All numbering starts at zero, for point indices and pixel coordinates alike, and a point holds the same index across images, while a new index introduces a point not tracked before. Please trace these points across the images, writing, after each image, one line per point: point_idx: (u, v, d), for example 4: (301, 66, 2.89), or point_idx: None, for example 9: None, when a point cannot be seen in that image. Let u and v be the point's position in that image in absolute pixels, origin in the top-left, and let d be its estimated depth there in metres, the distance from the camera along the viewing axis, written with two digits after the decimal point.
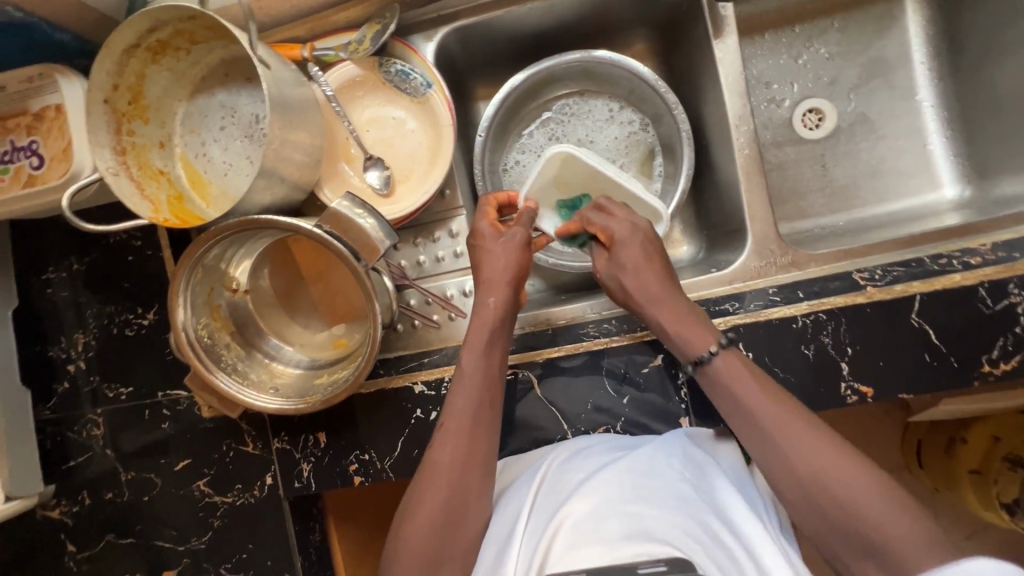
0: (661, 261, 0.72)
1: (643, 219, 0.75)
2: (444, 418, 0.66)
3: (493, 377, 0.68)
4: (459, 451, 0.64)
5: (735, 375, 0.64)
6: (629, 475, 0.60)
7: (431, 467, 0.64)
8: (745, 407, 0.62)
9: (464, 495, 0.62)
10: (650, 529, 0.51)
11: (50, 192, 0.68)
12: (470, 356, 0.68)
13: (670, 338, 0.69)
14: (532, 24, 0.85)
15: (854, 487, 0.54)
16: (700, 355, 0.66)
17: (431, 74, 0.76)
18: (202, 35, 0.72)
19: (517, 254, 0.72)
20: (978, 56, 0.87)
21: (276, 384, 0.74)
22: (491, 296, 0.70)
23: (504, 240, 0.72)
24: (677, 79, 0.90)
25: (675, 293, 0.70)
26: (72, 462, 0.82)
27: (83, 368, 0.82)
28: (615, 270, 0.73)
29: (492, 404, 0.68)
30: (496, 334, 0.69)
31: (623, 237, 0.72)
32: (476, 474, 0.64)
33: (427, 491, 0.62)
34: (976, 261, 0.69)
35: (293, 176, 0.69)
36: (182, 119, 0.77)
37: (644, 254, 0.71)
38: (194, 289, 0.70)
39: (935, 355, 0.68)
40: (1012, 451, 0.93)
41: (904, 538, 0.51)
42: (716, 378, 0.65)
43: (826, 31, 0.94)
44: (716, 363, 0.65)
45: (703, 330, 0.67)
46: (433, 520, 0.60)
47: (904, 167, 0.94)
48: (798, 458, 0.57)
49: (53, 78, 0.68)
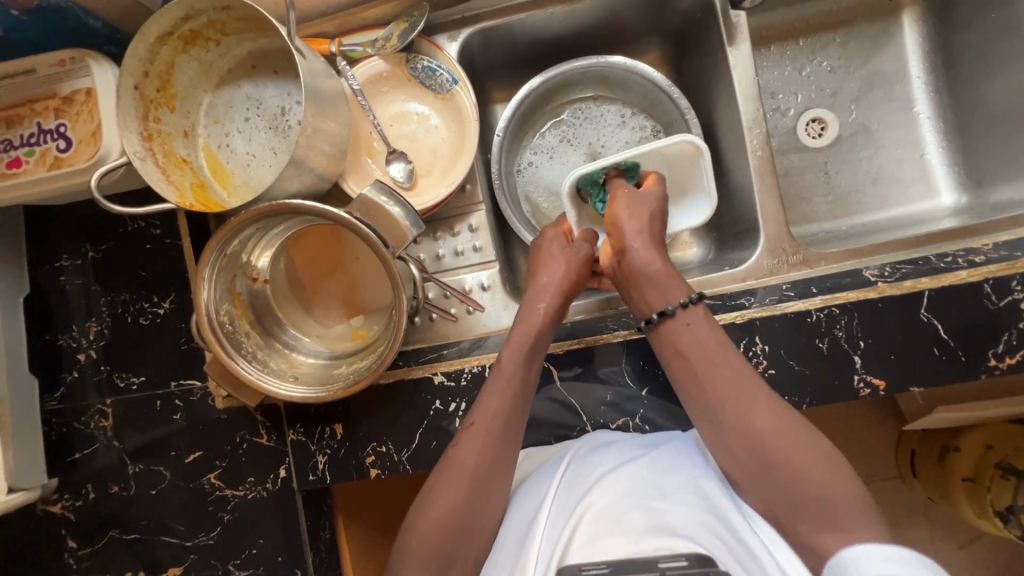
0: (656, 233, 0.73)
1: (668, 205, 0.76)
2: (476, 414, 0.67)
3: (529, 383, 0.69)
4: (488, 452, 0.64)
5: (695, 325, 0.67)
6: (650, 472, 0.59)
7: (455, 464, 0.63)
8: (707, 356, 0.64)
9: (484, 499, 0.62)
10: (671, 524, 0.51)
11: (76, 175, 0.68)
12: (511, 357, 0.69)
13: (653, 279, 0.70)
14: (552, 29, 0.88)
15: (799, 447, 0.57)
16: (687, 296, 0.68)
17: (457, 71, 0.78)
18: (233, 26, 0.73)
19: (570, 266, 0.75)
20: (971, 72, 0.92)
21: (296, 373, 0.74)
22: (543, 301, 0.72)
23: (570, 250, 0.76)
24: (690, 87, 0.94)
25: (649, 249, 0.72)
26: (77, 454, 0.80)
27: (93, 357, 0.81)
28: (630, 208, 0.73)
29: (525, 404, 0.68)
30: (538, 345, 0.71)
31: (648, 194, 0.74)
32: (500, 475, 0.64)
33: (449, 483, 0.62)
34: (980, 259, 0.72)
35: (321, 166, 0.70)
36: (207, 109, 0.78)
37: (656, 212, 0.73)
38: (218, 273, 0.69)
39: (942, 348, 0.71)
40: (1004, 459, 0.96)
41: (842, 502, 0.54)
42: (679, 326, 0.67)
43: (828, 45, 0.99)
44: (695, 309, 0.67)
45: (678, 283, 0.69)
46: (447, 513, 0.60)
47: (902, 176, 0.98)
48: (754, 416, 0.60)
49: (85, 63, 0.68)
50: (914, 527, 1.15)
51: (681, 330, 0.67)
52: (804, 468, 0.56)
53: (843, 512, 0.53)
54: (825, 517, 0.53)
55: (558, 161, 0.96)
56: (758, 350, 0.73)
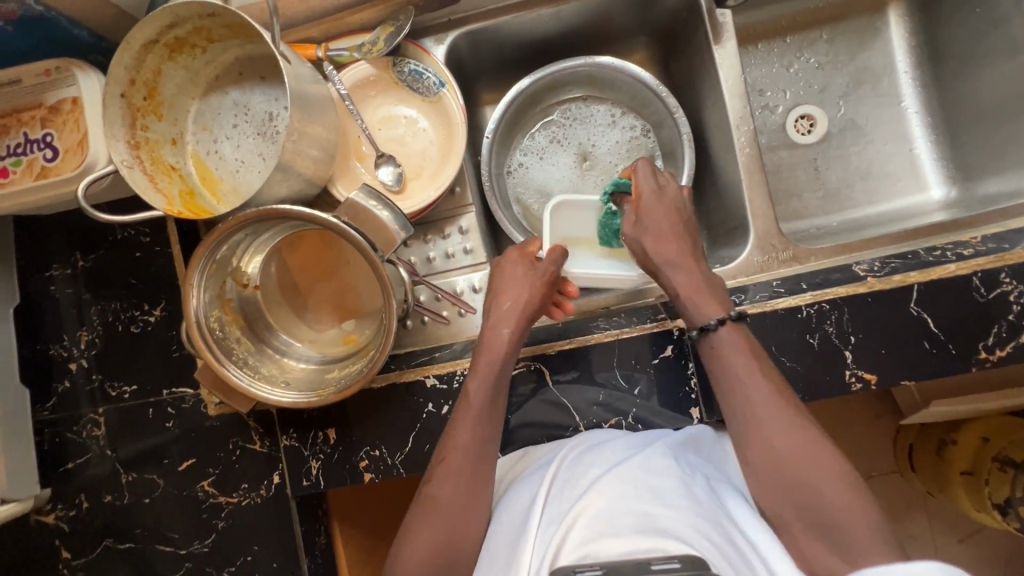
0: (683, 226, 0.75)
1: (676, 190, 0.77)
2: (447, 448, 0.67)
3: (496, 411, 0.69)
4: (462, 485, 0.64)
5: (735, 348, 0.65)
6: (642, 474, 0.59)
7: (432, 500, 0.64)
8: (740, 383, 0.64)
9: (463, 530, 0.62)
10: (663, 526, 0.51)
11: (64, 184, 0.68)
12: (477, 387, 0.69)
13: (683, 304, 0.70)
14: (538, 30, 0.88)
15: (822, 470, 0.58)
16: (707, 323, 0.67)
17: (444, 74, 0.79)
18: (219, 33, 0.73)
19: (536, 292, 0.74)
20: (957, 66, 0.92)
21: (287, 378, 0.74)
22: (507, 326, 0.72)
23: (530, 272, 0.75)
24: (678, 86, 0.94)
25: (687, 263, 0.72)
26: (70, 464, 0.80)
27: (84, 366, 0.80)
28: (636, 230, 0.74)
29: (494, 433, 0.68)
30: (504, 371, 0.70)
31: (647, 201, 0.75)
32: (478, 503, 0.64)
33: (428, 522, 0.63)
34: (968, 252, 0.72)
35: (309, 171, 0.70)
36: (195, 117, 0.78)
37: (665, 219, 0.74)
38: (208, 279, 0.70)
39: (933, 342, 0.71)
40: (1002, 451, 0.96)
41: (857, 525, 0.55)
42: (717, 349, 0.66)
43: (816, 42, 0.99)
44: (720, 333, 0.66)
45: (710, 300, 0.68)
46: (431, 549, 0.61)
47: (892, 170, 0.98)
48: (779, 442, 0.60)
49: (71, 72, 0.68)
50: (914, 523, 1.15)
51: (717, 350, 0.66)
52: (825, 488, 0.57)
53: (857, 535, 0.54)
54: (840, 538, 0.55)
55: (548, 162, 0.96)
56: None
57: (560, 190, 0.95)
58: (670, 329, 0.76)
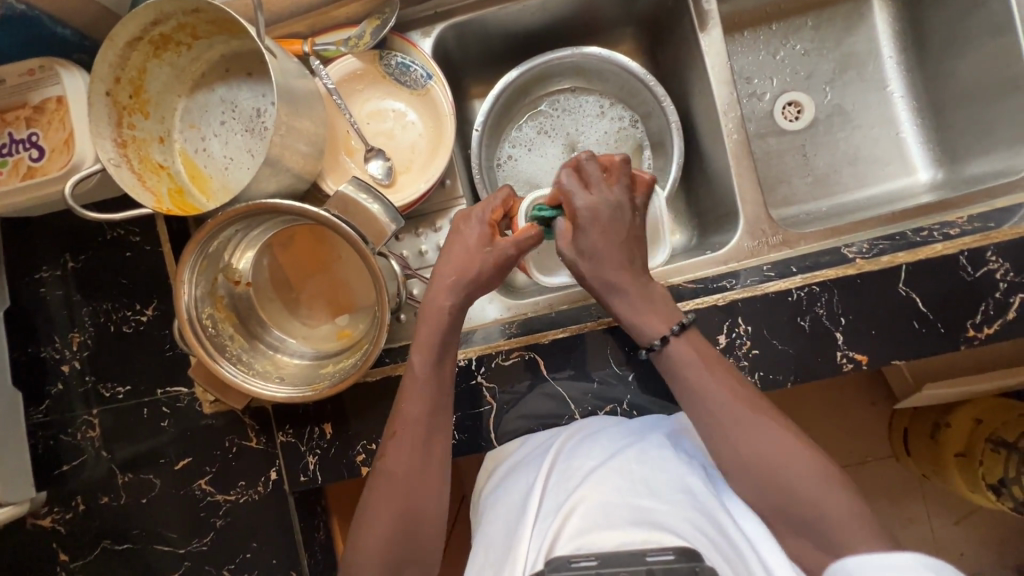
0: (624, 246, 0.69)
1: (619, 197, 0.69)
2: (397, 423, 0.66)
3: (444, 383, 0.68)
4: (415, 461, 0.64)
5: (690, 357, 0.66)
6: (637, 467, 0.58)
7: (384, 478, 0.63)
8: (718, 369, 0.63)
9: (420, 504, 0.62)
10: (657, 519, 0.50)
11: (51, 184, 0.68)
12: (420, 359, 0.67)
13: (626, 325, 0.69)
14: (525, 21, 0.88)
15: (814, 469, 0.58)
16: (651, 343, 0.67)
17: (431, 66, 0.79)
18: (204, 29, 0.73)
19: (480, 259, 0.69)
20: (941, 49, 0.93)
21: (281, 374, 0.74)
22: (450, 296, 0.69)
23: (477, 236, 0.70)
24: (666, 74, 0.94)
25: (632, 278, 0.69)
26: (65, 466, 0.80)
27: (77, 368, 0.80)
28: (576, 252, 0.69)
29: (444, 406, 0.68)
30: (449, 343, 0.68)
31: (588, 223, 0.68)
32: (433, 478, 0.64)
33: (381, 500, 0.62)
34: (955, 232, 0.73)
35: (297, 166, 0.70)
36: (182, 114, 0.77)
37: (608, 236, 0.68)
38: (199, 275, 0.69)
39: (922, 321, 0.71)
40: (994, 432, 0.98)
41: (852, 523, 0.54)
42: (668, 362, 0.67)
43: (801, 29, 1.00)
44: (665, 350, 0.67)
45: (653, 322, 0.68)
46: (386, 524, 0.61)
47: (880, 154, 0.99)
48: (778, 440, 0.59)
49: (56, 71, 0.68)
50: (909, 504, 1.16)
51: (668, 362, 0.67)
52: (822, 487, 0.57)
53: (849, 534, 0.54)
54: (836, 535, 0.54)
55: (538, 154, 0.96)
56: (742, 331, 0.74)
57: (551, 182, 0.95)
58: None
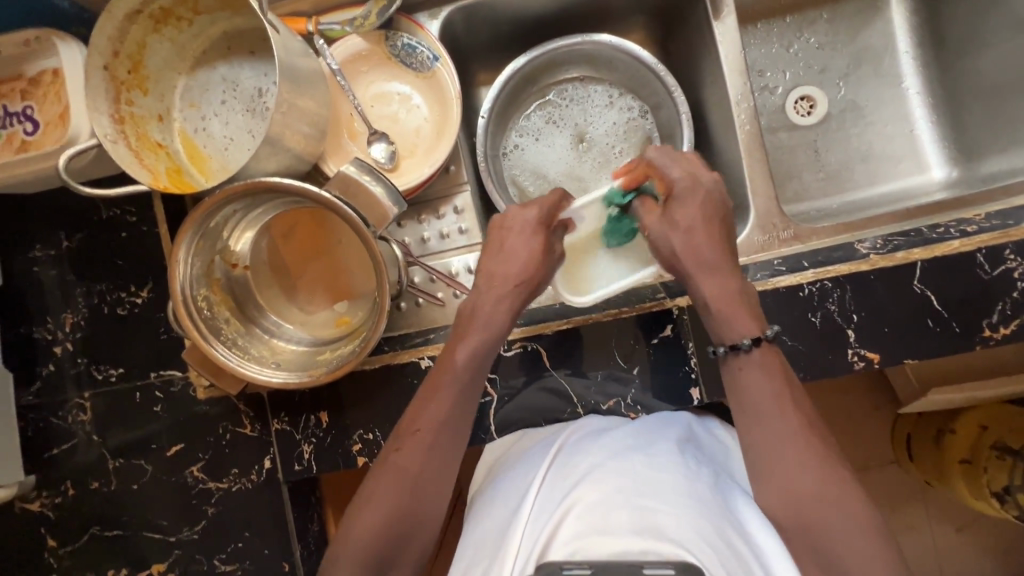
0: (720, 228, 0.66)
1: (709, 176, 0.68)
2: (419, 420, 0.62)
3: (475, 383, 0.65)
4: (429, 460, 0.61)
5: (770, 369, 0.60)
6: (642, 470, 0.56)
7: (393, 468, 0.60)
8: (767, 379, 0.60)
9: (423, 501, 0.60)
10: (660, 525, 0.48)
11: (45, 158, 0.66)
12: (462, 353, 0.65)
13: (712, 316, 0.64)
14: (535, 7, 0.86)
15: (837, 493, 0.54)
16: (740, 341, 0.61)
17: (438, 48, 0.77)
18: (205, 4, 0.71)
19: (533, 273, 0.68)
20: (960, 44, 0.91)
21: (278, 360, 0.72)
22: (502, 307, 0.68)
23: (532, 244, 0.69)
24: (677, 65, 0.92)
25: (726, 266, 0.65)
26: (54, 450, 0.78)
27: (69, 349, 0.78)
28: (668, 231, 0.66)
29: (470, 411, 0.65)
30: (492, 346, 0.67)
31: (688, 199, 0.66)
32: (441, 478, 0.61)
33: (384, 491, 0.59)
34: (972, 229, 0.71)
35: (298, 147, 0.68)
36: (182, 93, 0.75)
37: (702, 215, 0.66)
38: (194, 254, 0.68)
39: (937, 320, 0.69)
40: (1001, 439, 0.94)
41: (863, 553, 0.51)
42: (748, 366, 0.61)
43: (816, 22, 0.98)
44: (754, 355, 0.61)
45: (747, 320, 0.62)
46: (381, 516, 0.58)
47: (894, 152, 0.97)
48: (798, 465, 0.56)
49: (52, 43, 0.67)
50: (912, 511, 1.14)
51: (742, 370, 0.61)
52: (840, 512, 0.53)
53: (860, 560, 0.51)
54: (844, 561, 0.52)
55: (545, 144, 0.94)
56: None
57: (558, 172, 0.93)
58: (669, 308, 0.75)
